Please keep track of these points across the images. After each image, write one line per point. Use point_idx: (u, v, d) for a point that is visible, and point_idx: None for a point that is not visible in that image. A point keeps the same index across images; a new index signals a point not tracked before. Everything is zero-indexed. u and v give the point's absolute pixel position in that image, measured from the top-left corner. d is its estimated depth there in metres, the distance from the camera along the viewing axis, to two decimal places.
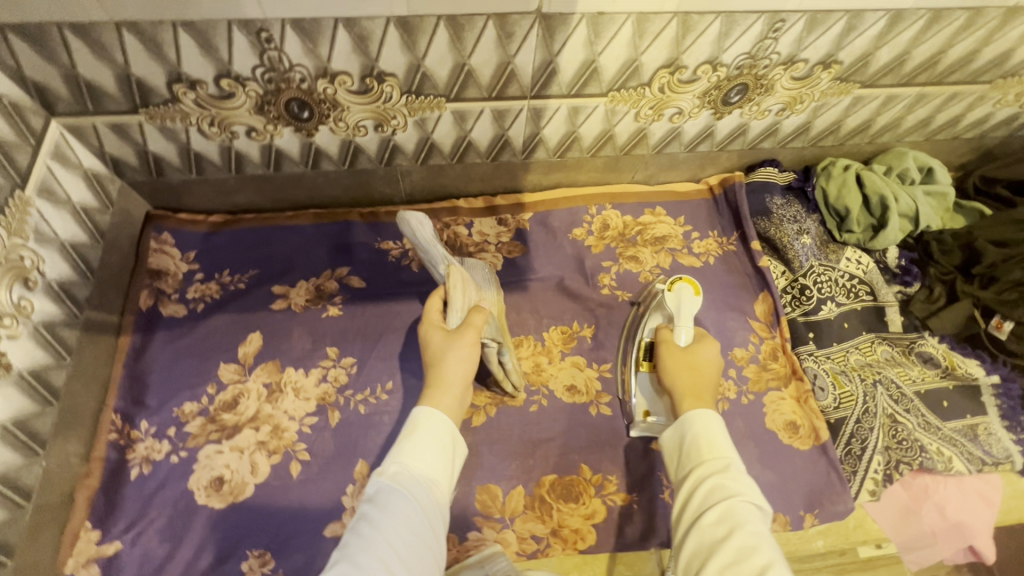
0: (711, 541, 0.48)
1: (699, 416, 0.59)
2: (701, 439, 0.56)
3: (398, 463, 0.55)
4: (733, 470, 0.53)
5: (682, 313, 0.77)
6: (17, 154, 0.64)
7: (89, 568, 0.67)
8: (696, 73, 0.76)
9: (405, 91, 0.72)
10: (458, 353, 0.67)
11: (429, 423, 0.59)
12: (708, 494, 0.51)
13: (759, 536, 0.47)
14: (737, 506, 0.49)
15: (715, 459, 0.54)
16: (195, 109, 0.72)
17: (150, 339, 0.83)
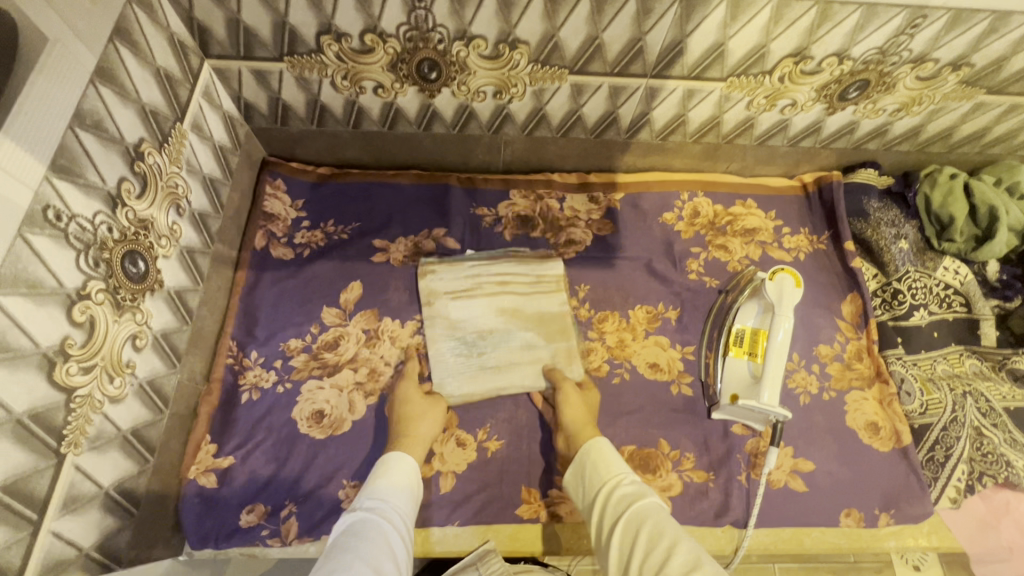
0: (625, 541, 0.56)
1: (593, 447, 0.68)
2: (597, 463, 0.66)
3: (372, 496, 0.63)
4: (629, 484, 0.62)
5: (784, 302, 0.76)
6: (179, 89, 0.69)
7: (207, 476, 0.73)
8: (821, 65, 0.76)
9: (534, 59, 0.75)
10: (404, 396, 0.79)
11: (405, 464, 0.69)
12: (617, 508, 0.60)
13: (661, 522, 0.55)
14: (640, 508, 0.57)
15: (612, 475, 0.64)
16: (334, 62, 0.76)
17: (261, 277, 0.88)
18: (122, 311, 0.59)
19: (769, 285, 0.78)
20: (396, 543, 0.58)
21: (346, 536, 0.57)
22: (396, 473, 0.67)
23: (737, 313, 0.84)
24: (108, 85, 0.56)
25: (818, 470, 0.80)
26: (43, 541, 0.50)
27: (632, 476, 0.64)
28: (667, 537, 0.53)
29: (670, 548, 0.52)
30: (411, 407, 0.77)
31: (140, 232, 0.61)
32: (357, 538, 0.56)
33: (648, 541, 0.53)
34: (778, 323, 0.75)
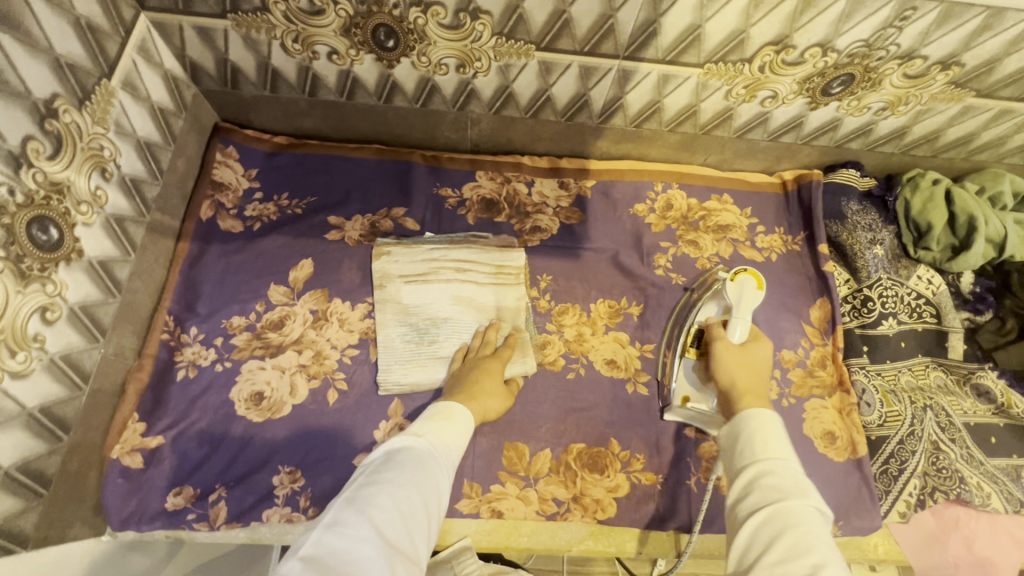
0: (762, 535, 0.46)
1: (752, 415, 0.56)
2: (758, 436, 0.54)
3: (434, 439, 0.60)
4: (790, 467, 0.51)
5: (745, 303, 0.73)
6: (106, 42, 0.63)
7: (132, 456, 0.70)
8: (804, 56, 0.71)
9: (497, 32, 0.70)
10: (497, 370, 0.77)
11: (462, 422, 0.65)
12: (765, 489, 0.49)
13: (813, 537, 0.45)
14: (806, 508, 0.47)
15: (767, 451, 0.53)
16: (282, 22, 0.70)
17: (206, 249, 0.84)
18: (27, 282, 0.55)
19: (731, 286, 0.75)
20: (440, 480, 0.57)
21: (399, 466, 0.55)
22: (456, 423, 0.64)
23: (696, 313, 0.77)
24: (9, 32, 0.51)
25: None
26: None
27: (800, 466, 0.52)
28: (823, 553, 0.43)
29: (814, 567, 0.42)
30: (489, 383, 0.75)
31: (52, 197, 0.57)
32: (410, 468, 0.55)
33: (791, 548, 0.44)
34: (738, 326, 0.72)
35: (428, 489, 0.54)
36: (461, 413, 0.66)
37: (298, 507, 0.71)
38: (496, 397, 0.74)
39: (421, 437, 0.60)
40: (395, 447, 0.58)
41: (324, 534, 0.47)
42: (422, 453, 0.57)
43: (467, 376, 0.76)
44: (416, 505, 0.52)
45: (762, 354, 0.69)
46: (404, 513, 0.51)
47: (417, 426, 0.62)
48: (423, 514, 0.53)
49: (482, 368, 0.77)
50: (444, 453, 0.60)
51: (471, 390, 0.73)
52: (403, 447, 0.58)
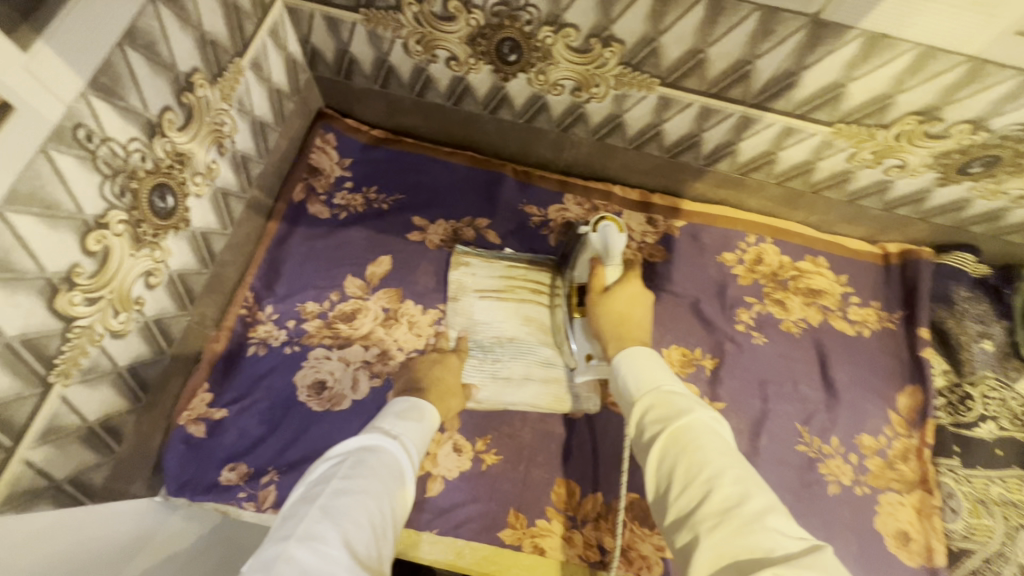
0: (662, 461, 0.47)
1: (625, 356, 0.58)
2: (639, 374, 0.54)
3: (407, 441, 0.57)
4: (668, 393, 0.51)
5: (614, 250, 0.71)
6: (246, 22, 0.65)
7: (196, 425, 0.71)
8: (950, 130, 0.66)
9: (624, 61, 0.67)
10: (452, 366, 0.75)
11: (430, 421, 0.63)
12: (649, 425, 0.50)
13: (708, 447, 0.45)
14: (682, 428, 0.47)
15: (643, 387, 0.53)
16: (412, 24, 0.70)
17: (293, 231, 0.85)
18: (140, 245, 0.56)
19: (592, 238, 0.73)
20: (408, 483, 0.54)
21: (374, 474, 0.50)
22: (426, 425, 0.62)
23: (579, 258, 0.79)
24: (170, 5, 0.52)
25: None
26: (14, 469, 0.48)
27: (682, 389, 0.52)
28: (710, 463, 0.44)
29: (708, 483, 0.43)
30: (448, 375, 0.74)
31: (175, 165, 0.58)
32: (386, 477, 0.51)
33: (682, 473, 0.44)
34: (610, 273, 0.72)
35: (401, 497, 0.52)
36: (432, 419, 0.64)
37: None
38: (454, 394, 0.72)
39: (396, 439, 0.56)
40: (367, 448, 0.53)
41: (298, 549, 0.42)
42: (393, 458, 0.54)
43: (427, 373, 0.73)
44: (390, 518, 0.49)
45: (632, 295, 0.69)
46: (380, 527, 0.48)
47: (389, 425, 0.58)
48: (395, 524, 0.50)
49: (442, 364, 0.75)
50: (416, 452, 0.58)
51: (438, 389, 0.70)
52: (375, 448, 0.54)
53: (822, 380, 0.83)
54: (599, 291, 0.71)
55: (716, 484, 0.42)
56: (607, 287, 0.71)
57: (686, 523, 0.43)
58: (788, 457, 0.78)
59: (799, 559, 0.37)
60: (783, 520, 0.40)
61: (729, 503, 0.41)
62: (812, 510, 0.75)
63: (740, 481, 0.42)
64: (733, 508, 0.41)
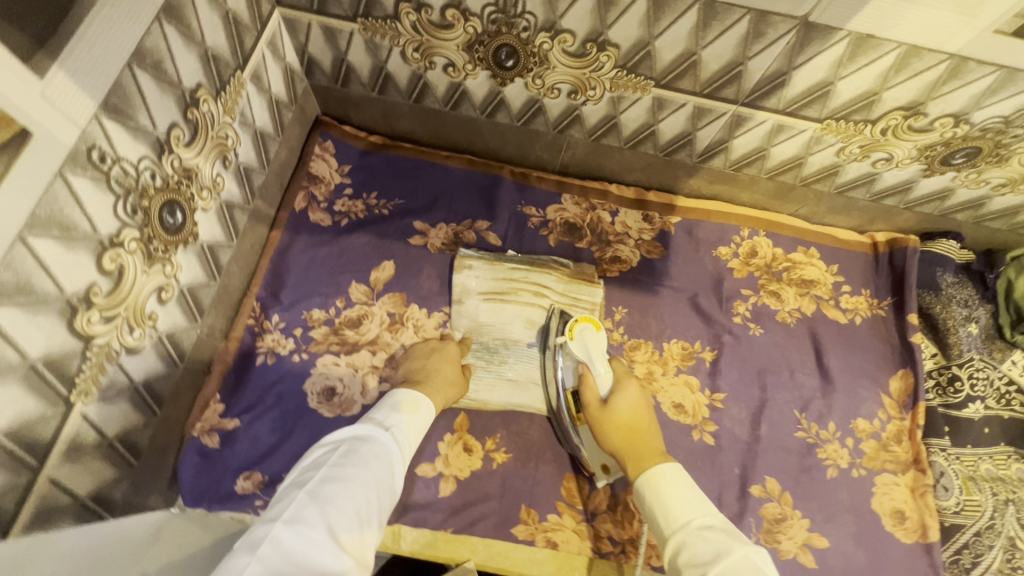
0: None
1: (646, 483, 0.58)
2: (661, 503, 0.56)
3: (399, 433, 0.60)
4: (700, 529, 0.52)
5: (596, 355, 0.73)
6: (245, 35, 0.65)
7: (210, 436, 0.72)
8: (934, 124, 0.69)
9: (620, 65, 0.69)
10: (450, 356, 0.78)
11: (426, 412, 0.66)
12: (685, 568, 0.50)
13: None
14: (721, 574, 0.46)
15: (674, 521, 0.54)
16: (409, 32, 0.71)
17: (295, 239, 0.86)
18: (153, 262, 0.57)
19: (573, 346, 0.75)
20: (397, 473, 0.57)
21: (363, 463, 0.54)
22: (421, 415, 0.65)
23: (562, 372, 0.77)
24: (174, 23, 0.52)
25: (832, 549, 0.76)
26: (40, 488, 0.48)
27: (719, 525, 0.52)
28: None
29: None
30: (446, 365, 0.77)
31: (182, 181, 0.59)
32: (373, 466, 0.55)
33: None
34: (599, 381, 0.72)
35: (388, 485, 0.55)
36: (427, 410, 0.67)
37: None
38: (453, 383, 0.76)
39: (388, 430, 0.60)
40: (359, 437, 0.57)
41: (286, 532, 0.46)
42: (383, 448, 0.57)
43: (427, 363, 0.77)
44: (376, 506, 0.53)
45: (629, 403, 0.70)
46: (365, 515, 0.51)
47: (382, 416, 0.62)
48: (381, 511, 0.54)
49: (441, 355, 0.78)
50: (407, 443, 0.61)
51: (438, 379, 0.74)
52: (367, 438, 0.58)
53: (817, 368, 0.86)
54: (597, 412, 0.70)
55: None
56: (603, 398, 0.71)
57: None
58: (787, 443, 0.81)
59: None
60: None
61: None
62: (811, 493, 0.78)
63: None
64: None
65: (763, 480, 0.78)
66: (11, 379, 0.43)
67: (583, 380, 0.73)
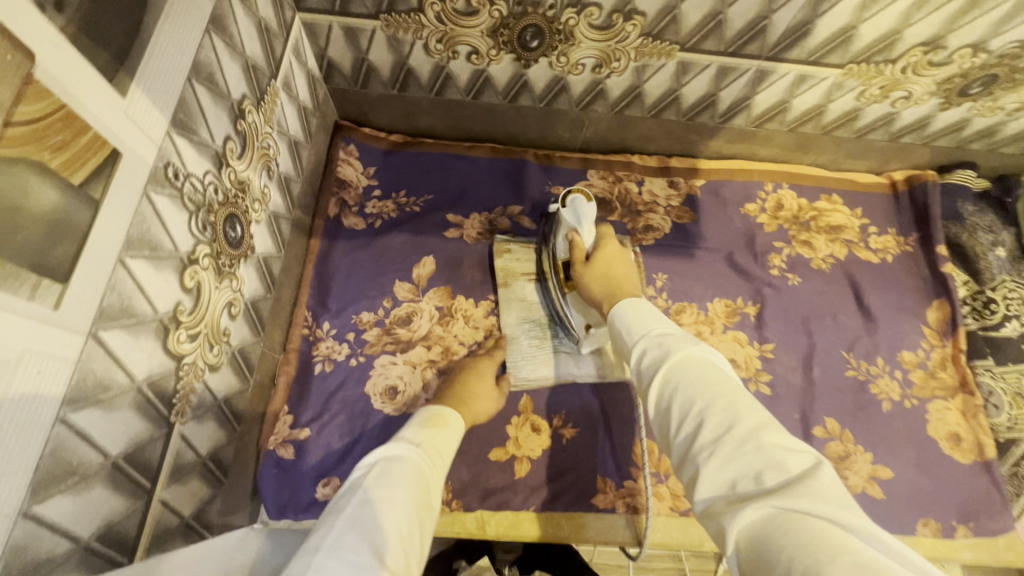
0: (663, 393, 0.48)
1: (621, 309, 0.61)
2: (628, 322, 0.58)
3: (429, 449, 0.58)
4: (659, 336, 0.53)
5: (585, 222, 0.73)
6: (275, 42, 0.65)
7: (285, 448, 0.72)
8: (952, 56, 0.71)
9: (645, 33, 0.70)
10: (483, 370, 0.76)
11: (455, 425, 0.65)
12: (647, 365, 0.51)
13: (705, 376, 0.46)
14: (677, 367, 0.48)
15: (637, 334, 0.56)
16: (433, 23, 0.71)
17: (334, 246, 0.86)
18: (222, 277, 0.57)
19: (564, 213, 0.74)
20: (433, 490, 0.55)
21: (395, 480, 0.52)
22: (451, 430, 0.63)
23: (557, 240, 0.80)
24: (220, 35, 0.52)
25: (897, 478, 0.79)
26: (154, 510, 0.48)
27: (676, 332, 0.54)
28: (700, 397, 0.44)
29: (702, 414, 0.43)
30: (477, 381, 0.75)
31: (238, 194, 0.59)
32: (408, 484, 0.52)
33: (679, 409, 0.46)
34: (587, 240, 0.74)
35: (427, 504, 0.52)
36: (457, 423, 0.65)
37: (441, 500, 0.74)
38: (483, 399, 0.74)
39: (419, 446, 0.58)
40: (389, 457, 0.55)
41: (328, 560, 0.44)
42: (415, 465, 0.55)
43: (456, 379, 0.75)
44: (417, 523, 0.50)
45: (611, 255, 0.74)
46: (409, 534, 0.48)
47: (411, 434, 0.60)
48: (425, 528, 0.51)
49: (472, 371, 0.76)
50: (440, 459, 0.59)
51: (464, 394, 0.72)
52: (397, 456, 0.55)
53: (858, 309, 0.88)
54: (579, 263, 0.74)
55: (706, 414, 0.43)
56: (588, 255, 0.74)
57: (687, 458, 0.43)
58: (840, 384, 0.83)
59: (792, 482, 0.36)
60: (776, 433, 0.41)
61: (720, 429, 0.42)
62: (871, 427, 0.81)
63: (730, 407, 0.43)
64: (725, 432, 0.41)
65: (824, 422, 0.81)
66: (125, 403, 0.43)
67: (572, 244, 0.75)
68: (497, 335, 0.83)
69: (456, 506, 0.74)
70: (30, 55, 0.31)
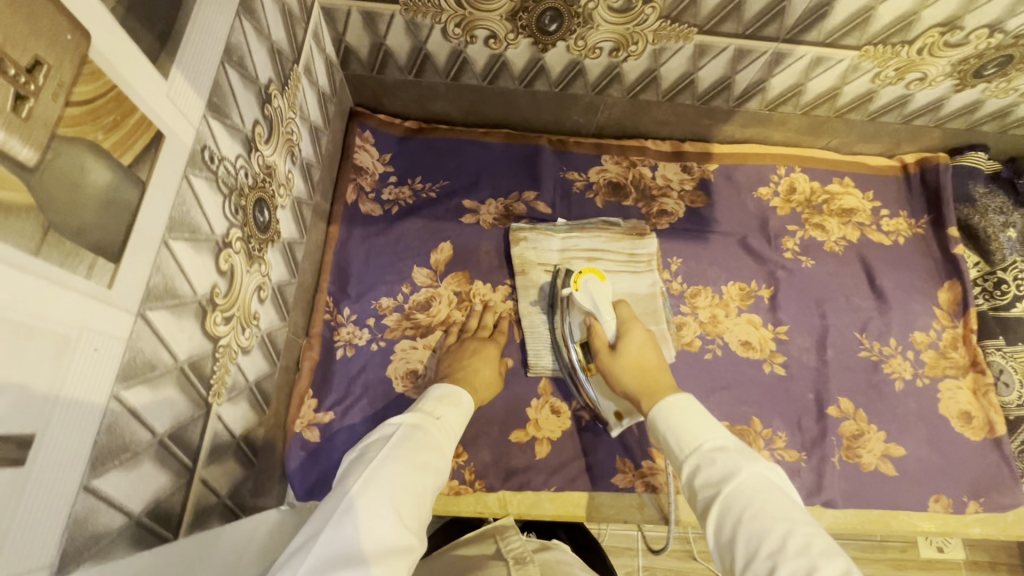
0: (723, 523, 0.47)
1: (661, 409, 0.59)
2: (673, 426, 0.57)
3: (445, 421, 0.60)
4: (712, 451, 0.52)
5: (602, 305, 0.75)
6: (297, 27, 0.65)
7: (311, 431, 0.74)
8: (968, 37, 0.71)
9: (664, 15, 0.70)
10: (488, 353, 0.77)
11: (468, 399, 0.66)
12: (701, 489, 0.50)
13: (770, 509, 0.45)
14: (738, 494, 0.47)
15: (686, 447, 0.54)
16: (452, 7, 0.71)
17: (352, 233, 0.87)
18: (252, 261, 0.57)
19: (580, 297, 0.76)
20: (445, 457, 0.56)
21: (413, 446, 0.53)
22: (467, 404, 0.65)
23: (573, 325, 0.79)
24: (249, 19, 0.52)
25: (909, 456, 0.80)
26: (196, 488, 0.50)
27: (731, 445, 0.53)
28: (769, 533, 0.43)
29: (771, 557, 0.42)
30: (485, 362, 0.76)
31: (266, 179, 0.59)
32: (426, 451, 0.54)
33: (745, 547, 0.44)
34: (606, 329, 0.74)
35: (441, 469, 0.55)
36: (469, 408, 0.65)
37: (464, 480, 0.76)
38: (488, 385, 0.75)
39: (439, 418, 0.59)
40: (410, 424, 0.56)
41: (345, 508, 0.46)
42: (435, 434, 0.57)
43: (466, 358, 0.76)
44: (428, 487, 0.52)
45: (637, 343, 0.72)
46: (418, 497, 0.50)
47: (432, 405, 0.61)
48: (433, 490, 0.53)
49: (477, 354, 0.76)
50: (454, 431, 0.60)
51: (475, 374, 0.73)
52: (417, 424, 0.57)
53: (871, 290, 0.89)
54: (607, 355, 0.72)
55: (777, 556, 0.42)
56: (612, 344, 0.73)
57: None
58: (853, 363, 0.85)
59: None
60: None
61: (794, 574, 0.40)
62: (883, 406, 0.82)
63: (803, 550, 0.41)
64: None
65: (838, 401, 0.82)
66: (169, 383, 0.44)
67: (592, 332, 0.75)
68: (494, 308, 0.84)
69: (479, 487, 0.76)
70: (87, 34, 0.31)
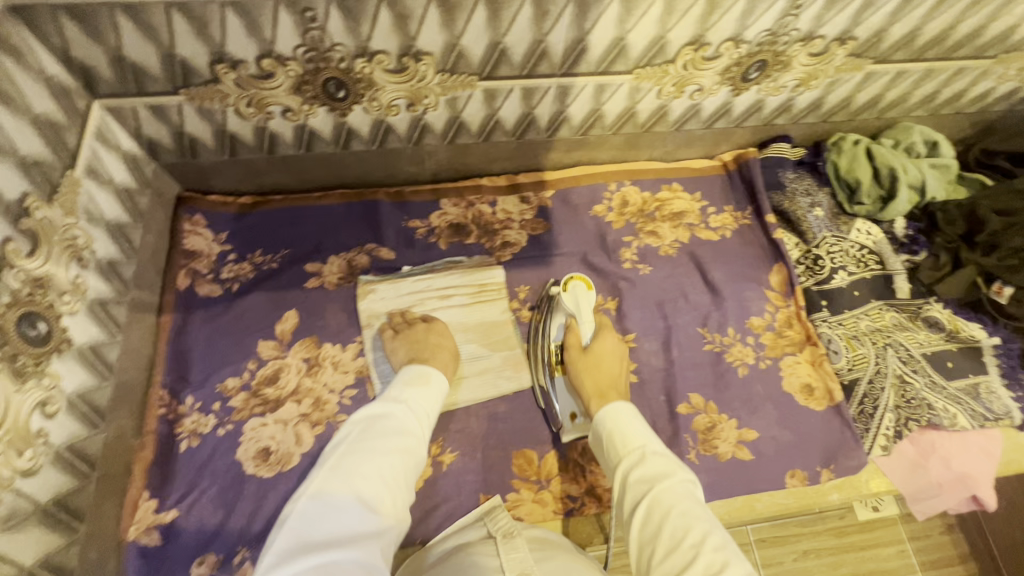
0: (649, 518, 0.54)
1: (612, 412, 0.66)
2: (616, 435, 0.63)
3: (415, 408, 0.67)
4: (652, 453, 0.60)
5: (582, 309, 0.85)
6: (66, 134, 0.65)
7: (150, 534, 0.71)
8: (719, 50, 0.79)
9: (440, 69, 0.74)
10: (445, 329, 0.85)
11: (437, 383, 0.73)
12: (635, 485, 0.57)
13: (691, 511, 0.53)
14: (667, 494, 0.54)
15: (630, 447, 0.61)
16: (235, 90, 0.73)
17: (189, 318, 0.85)
18: (25, 379, 0.58)
19: (565, 298, 0.86)
20: (412, 437, 0.63)
21: (379, 433, 0.61)
22: (433, 387, 0.71)
23: (550, 328, 0.86)
24: None
25: (761, 438, 0.84)
26: None
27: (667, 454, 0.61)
28: (693, 528, 0.51)
29: (694, 548, 0.49)
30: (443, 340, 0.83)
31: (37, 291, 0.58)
32: (389, 436, 0.61)
33: (670, 537, 0.51)
34: (584, 328, 0.84)
35: (410, 449, 0.61)
36: (439, 382, 0.74)
37: None
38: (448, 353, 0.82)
39: (403, 403, 0.66)
40: (375, 415, 0.63)
41: (311, 504, 0.52)
42: (399, 420, 0.64)
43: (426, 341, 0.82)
44: (403, 469, 0.59)
45: (607, 346, 0.81)
46: (390, 479, 0.57)
47: (397, 392, 0.68)
48: (408, 477, 0.60)
49: (434, 332, 0.84)
50: (423, 412, 0.67)
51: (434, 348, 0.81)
52: (384, 415, 0.64)
53: (706, 285, 0.94)
54: (578, 354, 0.80)
55: (699, 549, 0.49)
56: (583, 344, 0.82)
57: None
58: (698, 358, 0.89)
59: None
60: None
61: (708, 566, 0.48)
62: (730, 395, 0.86)
63: (719, 548, 0.49)
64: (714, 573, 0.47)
65: (688, 398, 0.86)
66: None
67: (569, 331, 0.84)
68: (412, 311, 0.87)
69: None
70: None
